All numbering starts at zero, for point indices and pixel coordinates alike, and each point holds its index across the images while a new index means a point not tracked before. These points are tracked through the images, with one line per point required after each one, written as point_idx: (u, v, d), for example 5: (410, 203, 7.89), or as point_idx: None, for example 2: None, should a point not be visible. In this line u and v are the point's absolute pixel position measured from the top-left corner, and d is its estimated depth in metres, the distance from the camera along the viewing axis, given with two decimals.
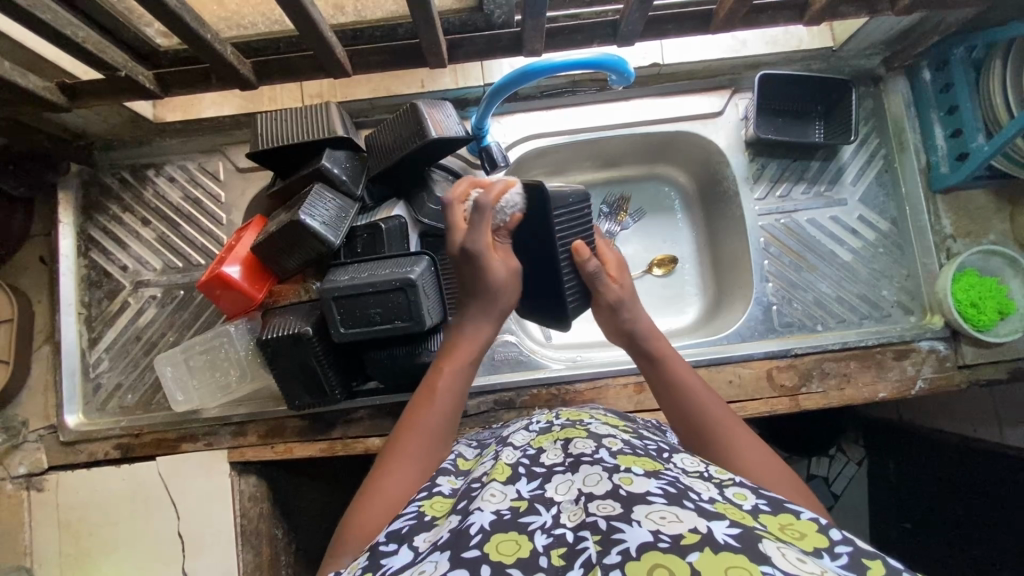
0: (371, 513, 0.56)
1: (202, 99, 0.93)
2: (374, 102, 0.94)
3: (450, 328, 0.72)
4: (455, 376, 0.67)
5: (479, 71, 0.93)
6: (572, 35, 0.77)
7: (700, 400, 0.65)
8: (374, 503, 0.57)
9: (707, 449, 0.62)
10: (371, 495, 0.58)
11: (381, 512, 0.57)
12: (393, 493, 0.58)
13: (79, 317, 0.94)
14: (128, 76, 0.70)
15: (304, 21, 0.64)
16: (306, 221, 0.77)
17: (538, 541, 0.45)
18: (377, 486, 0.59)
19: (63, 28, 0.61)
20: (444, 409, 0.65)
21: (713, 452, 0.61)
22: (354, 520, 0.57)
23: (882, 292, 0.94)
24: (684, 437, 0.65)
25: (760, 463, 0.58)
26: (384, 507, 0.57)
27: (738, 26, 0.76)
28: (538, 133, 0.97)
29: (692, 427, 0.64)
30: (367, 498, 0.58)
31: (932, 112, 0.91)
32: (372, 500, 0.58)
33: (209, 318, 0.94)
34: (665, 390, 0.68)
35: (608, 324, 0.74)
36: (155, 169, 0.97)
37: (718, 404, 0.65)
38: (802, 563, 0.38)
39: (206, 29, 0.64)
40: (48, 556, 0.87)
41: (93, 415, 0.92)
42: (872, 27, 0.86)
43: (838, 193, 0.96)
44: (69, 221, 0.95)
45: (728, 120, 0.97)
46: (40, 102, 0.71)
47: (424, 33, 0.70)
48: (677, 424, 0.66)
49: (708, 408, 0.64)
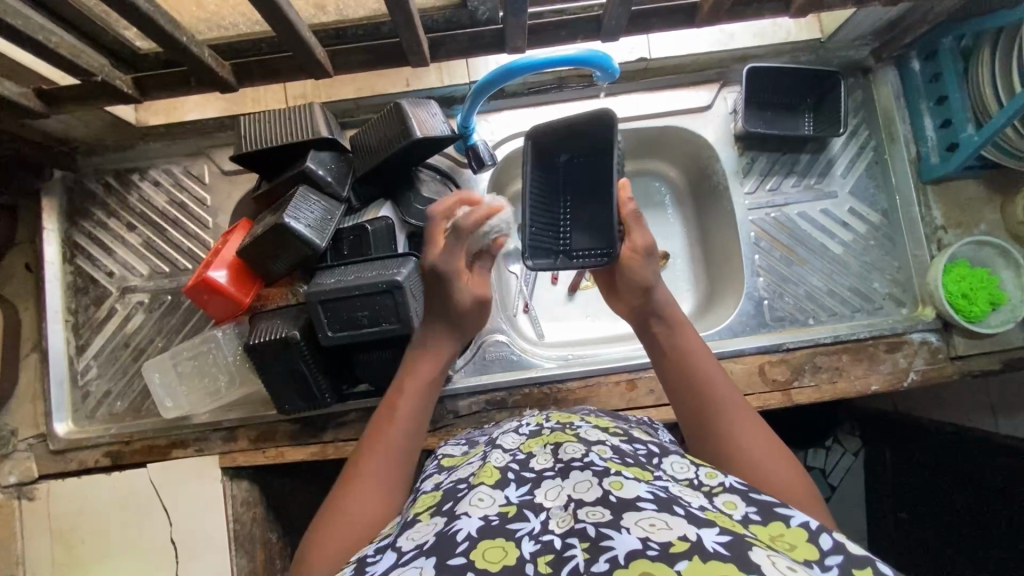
0: (331, 540, 0.56)
1: (185, 102, 0.92)
2: (359, 102, 0.93)
3: (411, 349, 0.73)
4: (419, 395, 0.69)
5: (465, 69, 0.93)
6: (557, 31, 0.76)
7: (709, 382, 0.65)
8: (334, 530, 0.57)
9: (707, 427, 0.62)
10: (331, 522, 0.58)
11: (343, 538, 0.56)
12: (354, 517, 0.58)
13: (66, 325, 0.93)
14: (104, 81, 0.69)
15: (281, 22, 0.63)
16: (291, 224, 0.76)
17: (526, 547, 0.44)
18: (336, 509, 0.59)
19: (35, 33, 0.60)
20: (403, 432, 0.66)
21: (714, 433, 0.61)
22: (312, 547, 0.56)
23: (873, 284, 0.94)
24: (683, 417, 0.65)
25: (756, 453, 0.58)
26: (345, 532, 0.56)
27: (723, 19, 0.75)
28: (525, 130, 0.96)
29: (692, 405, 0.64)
30: (325, 524, 0.58)
31: (922, 102, 0.91)
32: (331, 526, 0.57)
33: (197, 323, 0.93)
34: (671, 368, 0.68)
35: (627, 283, 0.72)
36: (139, 173, 0.96)
37: (725, 389, 0.64)
38: (792, 572, 0.38)
39: (182, 32, 0.63)
40: (40, 564, 0.87)
41: (83, 423, 0.92)
42: (860, 18, 0.85)
43: (828, 186, 0.96)
44: (54, 227, 0.94)
45: (717, 113, 0.96)
46: (17, 108, 0.71)
47: (405, 32, 0.69)
48: (680, 402, 0.66)
49: (716, 391, 0.64)
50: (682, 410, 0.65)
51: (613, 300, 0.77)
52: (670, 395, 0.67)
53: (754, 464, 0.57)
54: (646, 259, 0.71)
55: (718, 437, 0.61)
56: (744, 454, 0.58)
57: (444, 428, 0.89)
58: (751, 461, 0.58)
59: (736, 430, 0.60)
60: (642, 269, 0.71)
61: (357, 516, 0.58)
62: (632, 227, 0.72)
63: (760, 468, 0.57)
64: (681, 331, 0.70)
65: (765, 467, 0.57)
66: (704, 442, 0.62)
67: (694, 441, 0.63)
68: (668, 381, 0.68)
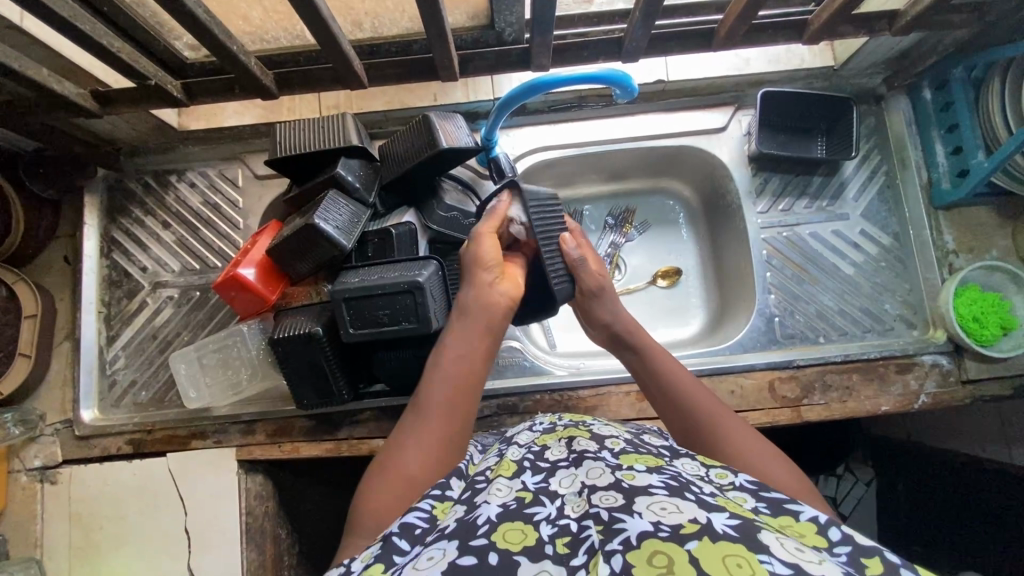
0: (389, 483, 0.59)
1: (225, 108, 0.97)
2: (388, 115, 0.98)
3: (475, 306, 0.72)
4: (475, 360, 0.69)
5: (489, 85, 0.97)
6: (580, 51, 0.80)
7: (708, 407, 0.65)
8: (385, 478, 0.60)
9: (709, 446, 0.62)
10: (382, 469, 0.61)
11: (393, 485, 0.59)
12: (410, 462, 0.61)
13: (99, 315, 0.97)
14: (157, 85, 0.75)
15: (325, 36, 0.68)
16: (321, 226, 0.80)
17: (544, 530, 0.46)
18: (387, 459, 0.62)
19: (99, 37, 0.65)
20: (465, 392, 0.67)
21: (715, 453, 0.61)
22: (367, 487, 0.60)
23: (884, 305, 0.95)
24: (686, 437, 0.64)
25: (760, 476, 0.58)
26: (400, 484, 0.60)
27: (740, 45, 0.79)
28: (545, 145, 1.00)
29: (654, 391, 0.70)
30: (382, 466, 0.61)
31: (933, 130, 0.93)
32: (382, 475, 0.61)
33: (223, 319, 0.97)
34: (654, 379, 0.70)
35: (592, 318, 0.77)
36: (177, 175, 1.01)
37: (693, 380, 0.69)
38: (800, 552, 0.40)
39: (233, 41, 0.68)
40: (58, 548, 0.89)
41: (108, 411, 0.95)
42: (872, 47, 0.88)
43: (840, 208, 0.98)
44: (94, 222, 0.99)
45: (731, 135, 0.99)
46: (74, 107, 0.76)
47: (438, 48, 0.73)
48: (681, 425, 0.65)
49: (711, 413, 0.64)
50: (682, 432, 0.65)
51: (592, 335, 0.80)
52: (671, 424, 0.66)
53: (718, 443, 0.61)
54: (600, 299, 0.76)
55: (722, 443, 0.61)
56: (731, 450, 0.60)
57: None
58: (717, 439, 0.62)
59: (704, 411, 0.64)
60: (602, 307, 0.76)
61: (412, 466, 0.61)
62: (581, 273, 0.76)
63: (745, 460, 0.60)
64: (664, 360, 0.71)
65: (731, 442, 0.61)
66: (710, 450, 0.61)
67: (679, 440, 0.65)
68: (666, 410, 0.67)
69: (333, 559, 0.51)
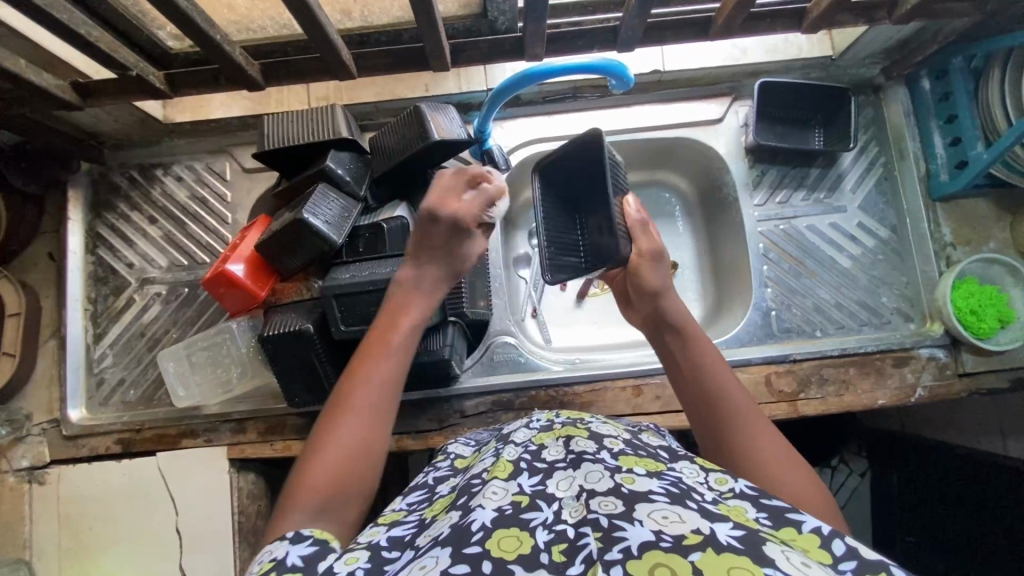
0: (319, 471, 0.56)
1: (211, 100, 0.95)
2: (379, 106, 0.96)
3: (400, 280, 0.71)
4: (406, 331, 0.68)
5: (482, 75, 0.95)
6: (574, 41, 0.78)
7: (724, 396, 0.64)
8: (320, 457, 0.58)
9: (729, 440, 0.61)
10: (317, 449, 0.59)
11: (327, 465, 0.57)
12: (341, 446, 0.58)
13: (85, 313, 0.95)
14: (139, 76, 0.72)
15: (312, 25, 0.66)
16: (310, 221, 0.78)
17: (540, 537, 0.45)
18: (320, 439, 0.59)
19: (76, 26, 0.63)
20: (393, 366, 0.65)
21: (732, 448, 0.60)
22: (302, 471, 0.57)
23: (882, 299, 0.94)
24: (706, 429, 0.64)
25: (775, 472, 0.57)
26: (334, 463, 0.57)
27: (738, 33, 0.77)
28: (539, 137, 0.98)
29: (685, 380, 0.68)
30: (312, 454, 0.58)
31: (932, 120, 0.92)
32: (317, 457, 0.58)
33: (212, 316, 0.95)
34: (679, 364, 0.69)
35: (636, 292, 0.75)
36: (163, 168, 0.99)
37: (730, 373, 0.67)
38: (805, 567, 0.39)
39: (216, 31, 0.66)
40: (47, 549, 0.88)
41: (96, 410, 0.93)
42: (871, 36, 0.87)
43: (837, 200, 0.97)
44: (78, 218, 0.96)
45: (728, 126, 0.98)
46: (53, 99, 0.73)
47: (428, 37, 0.71)
48: (705, 419, 0.64)
49: (735, 404, 0.63)
50: (705, 425, 0.64)
51: (628, 312, 0.78)
52: (694, 416, 0.66)
53: (734, 441, 0.60)
54: (656, 263, 0.75)
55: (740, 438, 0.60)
56: (743, 444, 0.60)
57: (450, 427, 0.90)
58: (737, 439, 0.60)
59: (730, 404, 0.63)
60: (653, 273, 0.74)
61: (343, 451, 0.58)
62: (638, 235, 0.77)
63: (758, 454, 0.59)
64: (697, 346, 0.69)
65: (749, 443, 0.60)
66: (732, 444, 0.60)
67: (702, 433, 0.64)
68: (690, 401, 0.66)
69: (296, 540, 0.50)
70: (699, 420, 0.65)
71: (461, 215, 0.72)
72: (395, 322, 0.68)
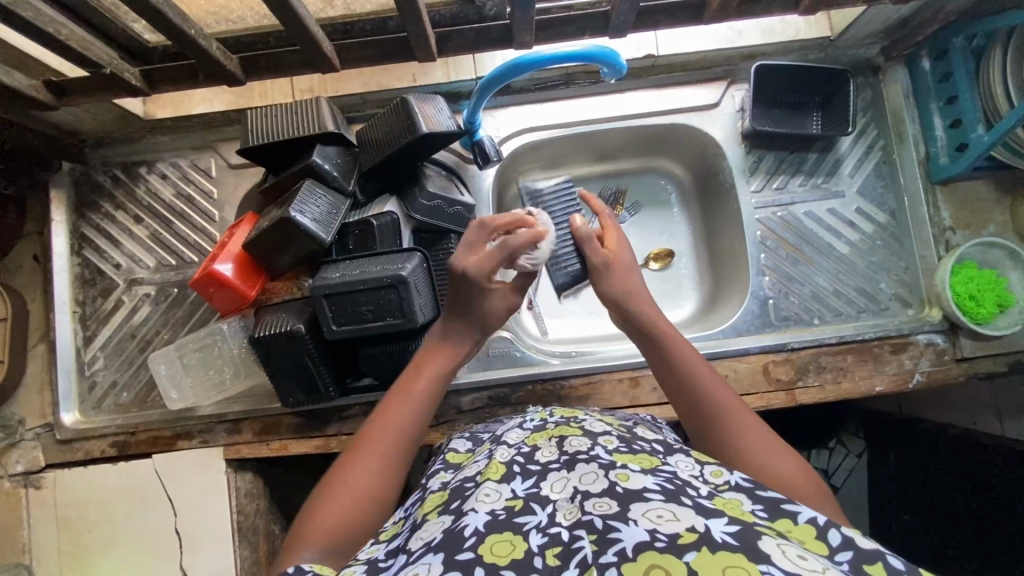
0: (330, 515, 0.56)
1: (192, 95, 0.94)
2: (365, 97, 0.93)
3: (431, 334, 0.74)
4: (432, 382, 0.69)
5: (471, 64, 0.93)
6: (563, 27, 0.76)
7: (699, 385, 0.65)
8: (338, 497, 0.58)
9: (711, 429, 0.61)
10: (334, 488, 0.59)
11: (344, 504, 0.57)
12: (358, 487, 0.59)
13: (74, 315, 0.94)
14: (114, 73, 0.70)
15: (289, 17, 0.63)
16: (297, 218, 0.76)
17: (533, 541, 0.45)
18: (339, 479, 0.59)
19: (44, 25, 0.60)
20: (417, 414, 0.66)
21: (715, 437, 0.61)
22: (314, 509, 0.57)
23: (880, 285, 0.93)
24: (691, 420, 0.64)
25: (763, 458, 0.57)
26: (350, 503, 0.57)
27: (733, 16, 0.75)
28: (530, 126, 0.96)
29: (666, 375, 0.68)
30: (327, 492, 0.59)
31: (932, 101, 0.90)
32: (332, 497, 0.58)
33: (204, 315, 0.94)
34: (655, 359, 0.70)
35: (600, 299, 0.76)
36: (147, 166, 0.97)
37: (702, 363, 0.67)
38: (801, 561, 0.38)
39: (190, 25, 0.63)
40: (47, 553, 0.88)
41: (89, 413, 0.92)
42: (870, 16, 0.85)
43: (835, 185, 0.95)
44: (62, 219, 0.94)
45: (724, 112, 0.96)
46: (26, 100, 0.71)
47: (412, 26, 0.68)
48: (688, 413, 0.64)
49: (711, 394, 0.63)
50: (687, 418, 0.65)
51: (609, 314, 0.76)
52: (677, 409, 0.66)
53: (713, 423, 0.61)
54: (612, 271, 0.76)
55: (720, 427, 0.61)
56: (725, 430, 0.60)
57: (447, 423, 0.90)
58: (709, 413, 0.62)
59: (709, 394, 0.63)
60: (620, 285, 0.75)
61: (360, 488, 0.59)
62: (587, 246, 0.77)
63: (740, 439, 0.59)
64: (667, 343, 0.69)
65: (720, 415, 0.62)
66: (711, 437, 0.61)
67: (688, 428, 0.65)
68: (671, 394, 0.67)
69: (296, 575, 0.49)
70: (683, 411, 0.65)
71: (474, 268, 0.70)
72: (419, 373, 0.70)
